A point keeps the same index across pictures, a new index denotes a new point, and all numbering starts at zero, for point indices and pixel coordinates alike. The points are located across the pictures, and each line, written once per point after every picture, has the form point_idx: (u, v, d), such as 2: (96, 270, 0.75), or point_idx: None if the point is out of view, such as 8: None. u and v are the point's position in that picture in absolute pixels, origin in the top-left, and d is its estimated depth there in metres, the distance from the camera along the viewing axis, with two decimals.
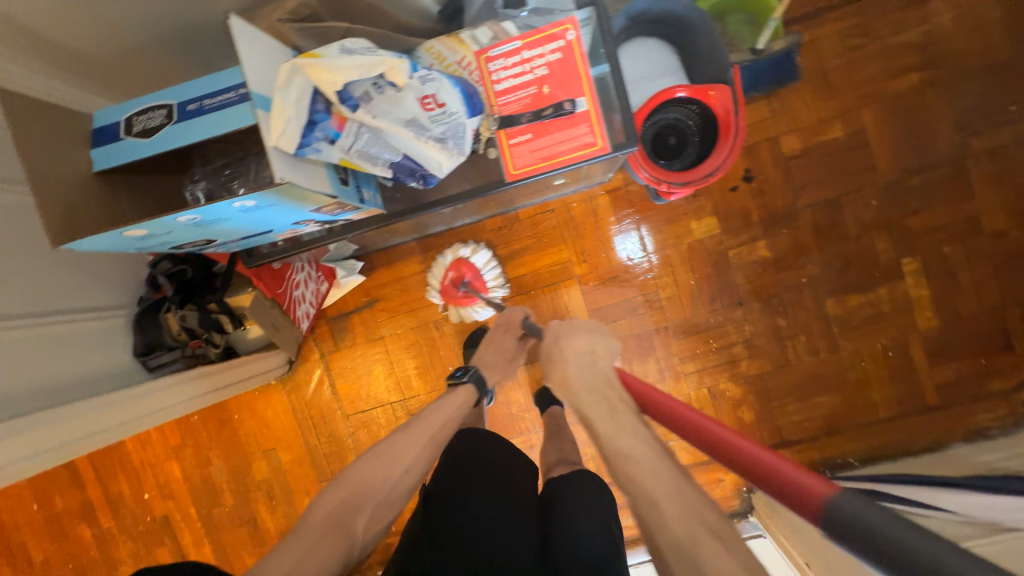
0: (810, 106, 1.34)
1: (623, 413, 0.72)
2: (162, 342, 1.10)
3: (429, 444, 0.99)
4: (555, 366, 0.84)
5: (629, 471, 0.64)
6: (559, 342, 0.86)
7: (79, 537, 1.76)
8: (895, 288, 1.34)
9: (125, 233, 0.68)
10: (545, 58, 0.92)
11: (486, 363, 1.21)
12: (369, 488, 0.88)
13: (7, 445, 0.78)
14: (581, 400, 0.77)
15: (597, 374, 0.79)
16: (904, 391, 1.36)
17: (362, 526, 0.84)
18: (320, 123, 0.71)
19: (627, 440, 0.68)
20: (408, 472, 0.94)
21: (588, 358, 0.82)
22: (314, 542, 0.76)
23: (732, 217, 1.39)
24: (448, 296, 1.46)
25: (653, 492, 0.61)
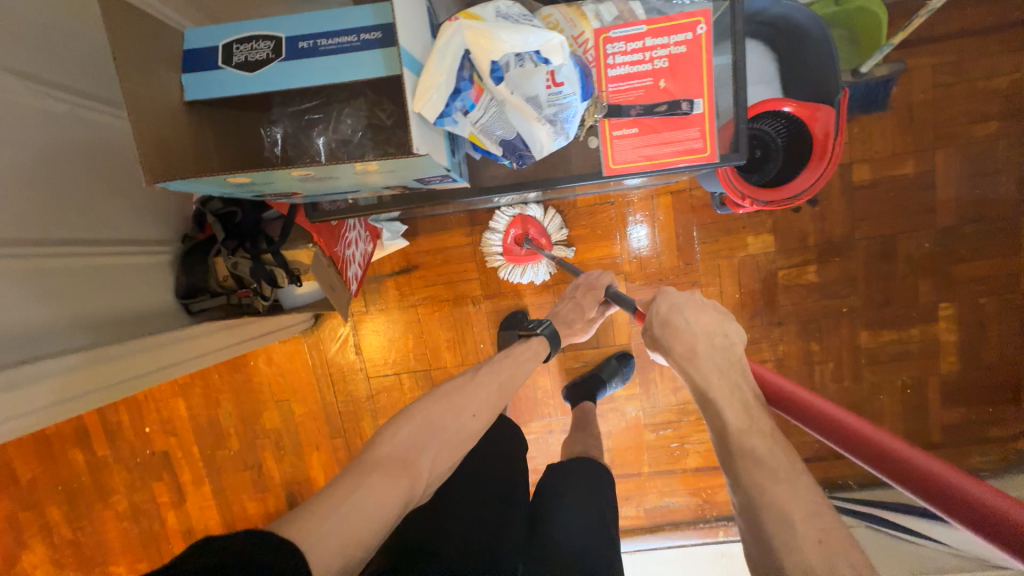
0: (889, 138, 1.32)
1: (756, 413, 0.65)
2: (206, 286, 1.03)
3: (498, 393, 0.85)
4: (678, 340, 0.77)
5: (755, 473, 0.58)
6: (688, 330, 0.77)
7: (71, 461, 1.71)
8: (927, 330, 1.39)
9: (230, 178, 0.66)
10: (668, 49, 0.86)
11: (564, 318, 1.11)
12: (434, 429, 0.74)
13: (45, 386, 0.75)
14: (707, 386, 0.69)
15: (731, 359, 0.72)
16: (913, 426, 1.42)
17: (427, 468, 0.69)
18: (462, 91, 0.68)
19: (759, 441, 0.61)
20: (474, 417, 0.79)
21: (722, 340, 0.74)
22: (372, 477, 0.62)
23: (788, 238, 1.39)
24: (512, 253, 1.41)
25: (783, 503, 0.55)
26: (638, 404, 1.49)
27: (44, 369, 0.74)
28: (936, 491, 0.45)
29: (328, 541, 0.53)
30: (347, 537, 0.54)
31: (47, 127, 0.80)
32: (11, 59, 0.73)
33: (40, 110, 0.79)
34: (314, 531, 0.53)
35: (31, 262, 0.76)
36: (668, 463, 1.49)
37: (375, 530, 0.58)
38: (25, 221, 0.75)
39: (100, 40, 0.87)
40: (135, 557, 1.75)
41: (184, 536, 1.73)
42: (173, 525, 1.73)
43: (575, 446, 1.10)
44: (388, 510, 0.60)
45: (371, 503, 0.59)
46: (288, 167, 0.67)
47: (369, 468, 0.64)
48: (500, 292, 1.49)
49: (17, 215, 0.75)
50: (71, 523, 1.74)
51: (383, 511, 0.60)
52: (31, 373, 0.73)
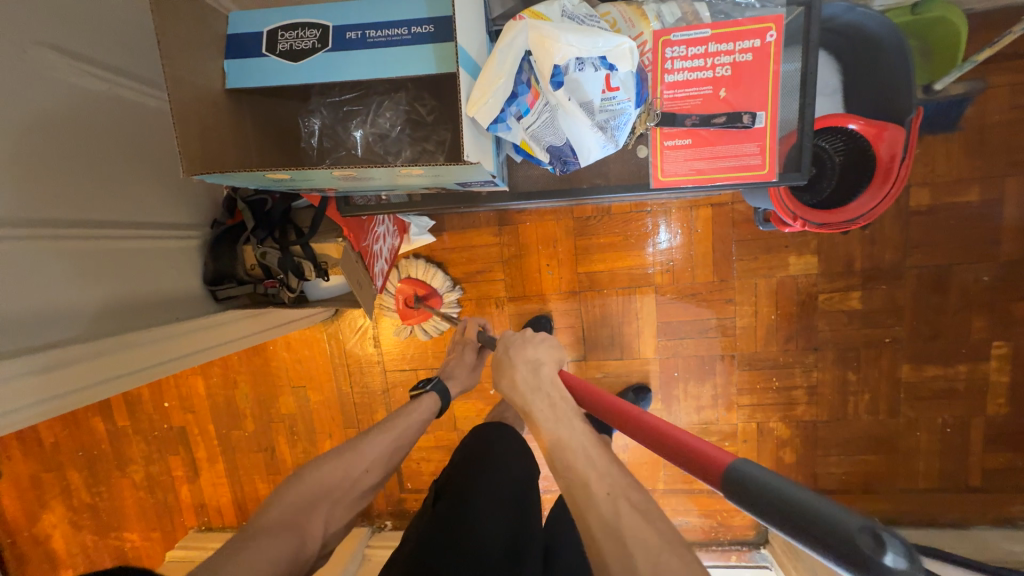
0: (954, 161, 1.23)
1: (563, 407, 0.67)
2: (234, 273, 1.02)
3: (396, 443, 0.86)
4: (503, 373, 0.75)
5: (564, 461, 0.60)
6: (511, 347, 0.77)
7: (93, 429, 1.75)
8: (976, 368, 1.31)
9: (269, 175, 0.65)
10: (732, 56, 0.80)
11: (447, 373, 1.06)
12: (324, 487, 0.76)
13: (71, 370, 0.74)
14: (523, 396, 0.70)
15: (545, 379, 0.71)
16: (950, 467, 1.35)
17: (318, 527, 0.72)
18: (519, 95, 0.66)
19: (564, 430, 0.64)
20: (368, 472, 0.81)
21: (535, 361, 0.74)
22: (258, 538, 0.65)
23: (833, 260, 1.32)
24: (406, 316, 1.44)
25: (585, 480, 0.57)
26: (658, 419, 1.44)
27: (72, 354, 0.74)
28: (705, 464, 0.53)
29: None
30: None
31: (87, 106, 0.80)
32: (48, 34, 0.74)
33: (82, 88, 0.79)
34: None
35: (63, 244, 0.76)
36: (685, 482, 1.44)
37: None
38: (60, 200, 0.76)
39: (146, 21, 0.89)
40: (149, 526, 1.79)
41: (196, 511, 1.76)
42: (185, 499, 1.76)
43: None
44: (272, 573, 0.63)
45: (252, 561, 0.62)
46: (330, 166, 0.65)
47: (257, 531, 0.67)
48: (524, 296, 1.45)
49: (52, 194, 0.75)
50: (89, 489, 1.78)
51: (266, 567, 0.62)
52: (61, 357, 0.73)
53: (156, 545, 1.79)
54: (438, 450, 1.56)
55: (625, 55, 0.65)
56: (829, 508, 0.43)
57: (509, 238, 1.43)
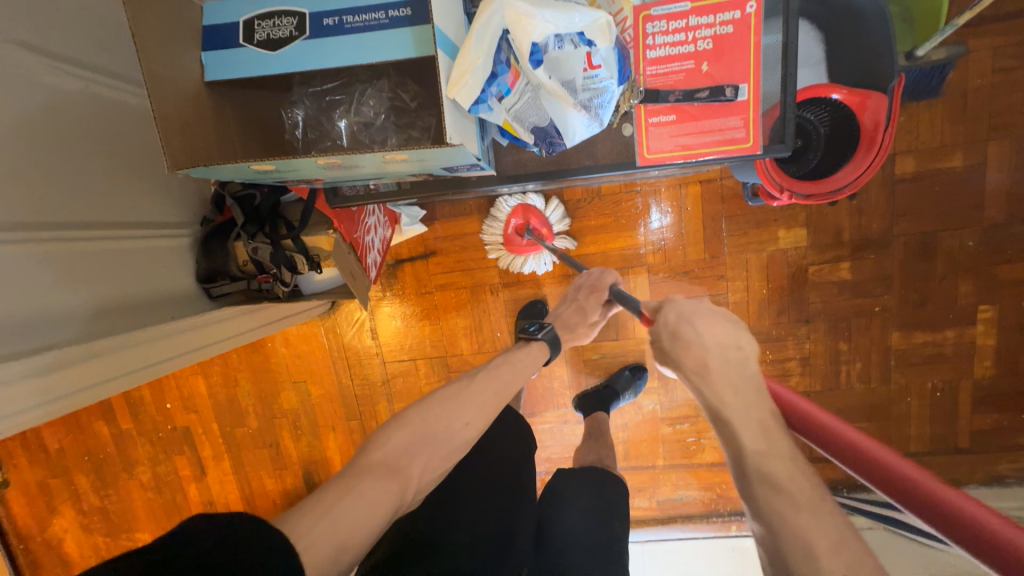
0: (938, 127, 1.24)
1: (774, 432, 0.53)
2: (226, 270, 1.03)
3: (498, 394, 0.80)
4: (690, 355, 0.61)
5: (777, 492, 0.48)
6: (700, 333, 0.62)
7: (97, 432, 1.76)
8: (964, 333, 1.33)
9: (254, 166, 0.65)
10: (713, 29, 0.80)
11: (565, 322, 1.05)
12: (426, 438, 0.69)
13: (72, 371, 0.75)
14: (723, 404, 0.56)
15: (748, 378, 0.58)
16: (940, 431, 1.38)
17: (418, 473, 0.66)
18: (499, 75, 0.66)
19: (780, 464, 0.50)
20: (469, 425, 0.74)
21: (737, 354, 0.60)
22: (360, 483, 0.59)
23: (822, 232, 1.33)
24: (514, 245, 1.38)
25: (806, 533, 0.45)
26: (655, 397, 1.47)
27: (69, 356, 0.74)
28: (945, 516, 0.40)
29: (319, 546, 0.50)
30: (335, 546, 0.51)
31: (65, 105, 0.79)
32: (18, 32, 0.73)
33: (59, 88, 0.79)
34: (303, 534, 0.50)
35: (52, 248, 0.76)
36: (683, 458, 1.47)
37: (360, 537, 0.54)
38: (43, 203, 0.75)
39: (119, 17, 0.88)
40: (160, 526, 1.81)
41: (205, 508, 1.78)
42: (194, 497, 1.78)
43: (586, 457, 1.08)
44: (376, 517, 0.57)
45: (353, 509, 0.56)
46: (314, 156, 0.66)
47: (356, 474, 0.61)
48: (518, 282, 1.46)
49: (37, 198, 0.75)
50: (99, 491, 1.80)
51: (368, 519, 0.56)
52: (60, 358, 0.73)
53: None
54: None
55: (603, 29, 0.65)
56: None
57: None
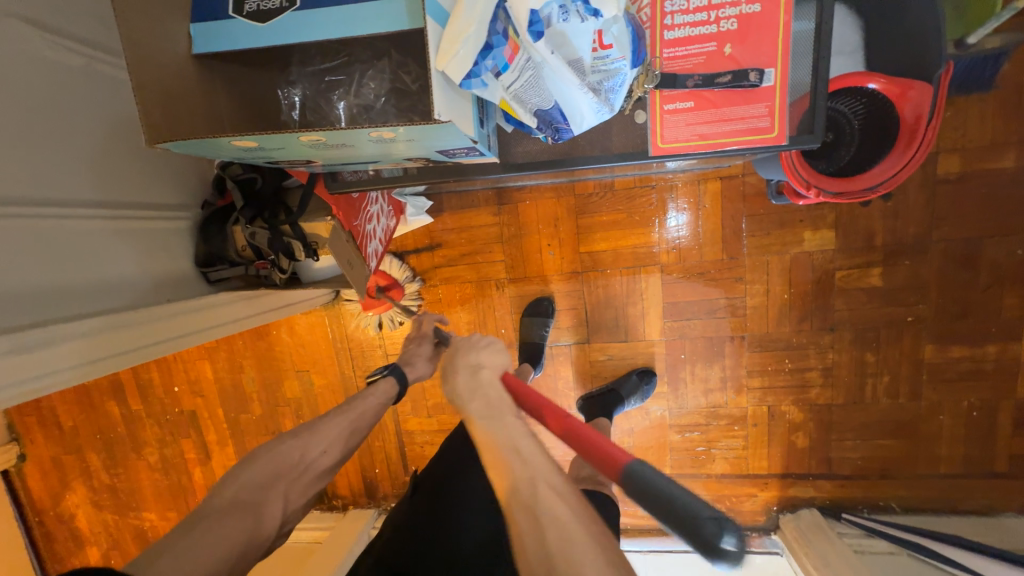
0: (989, 123, 1.14)
1: (505, 414, 0.65)
2: (225, 254, 1.01)
3: (354, 425, 0.84)
4: (447, 379, 0.72)
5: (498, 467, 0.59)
6: (453, 350, 0.75)
7: (108, 411, 1.80)
8: (1006, 349, 1.23)
9: (234, 142, 0.62)
10: (737, 8, 0.74)
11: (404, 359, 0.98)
12: (280, 470, 0.73)
13: (63, 348, 0.74)
14: (464, 405, 0.67)
15: (489, 391, 0.68)
16: (974, 453, 1.28)
17: (274, 507, 0.70)
18: (494, 48, 0.58)
19: (506, 438, 0.62)
20: (326, 452, 0.79)
21: (479, 373, 0.70)
22: (210, 523, 0.63)
23: (852, 235, 1.24)
24: (366, 305, 1.42)
25: (530, 511, 0.55)
26: (664, 403, 1.40)
27: (60, 333, 0.73)
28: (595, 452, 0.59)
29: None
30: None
31: (64, 80, 0.79)
32: (18, 6, 0.73)
33: (58, 63, 0.78)
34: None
35: (46, 224, 0.75)
36: (693, 467, 1.40)
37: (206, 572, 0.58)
38: (38, 178, 0.75)
39: None
40: (166, 506, 1.83)
41: (209, 492, 1.80)
42: (199, 481, 1.80)
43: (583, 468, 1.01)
44: (218, 553, 0.60)
45: (196, 547, 0.59)
46: (297, 132, 0.62)
47: (209, 515, 0.64)
48: (525, 278, 1.41)
49: (31, 173, 0.74)
50: (108, 468, 1.84)
51: (214, 555, 0.59)
52: (44, 337, 0.71)
53: (172, 524, 1.84)
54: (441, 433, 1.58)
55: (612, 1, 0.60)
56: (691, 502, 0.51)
57: (508, 218, 1.39)
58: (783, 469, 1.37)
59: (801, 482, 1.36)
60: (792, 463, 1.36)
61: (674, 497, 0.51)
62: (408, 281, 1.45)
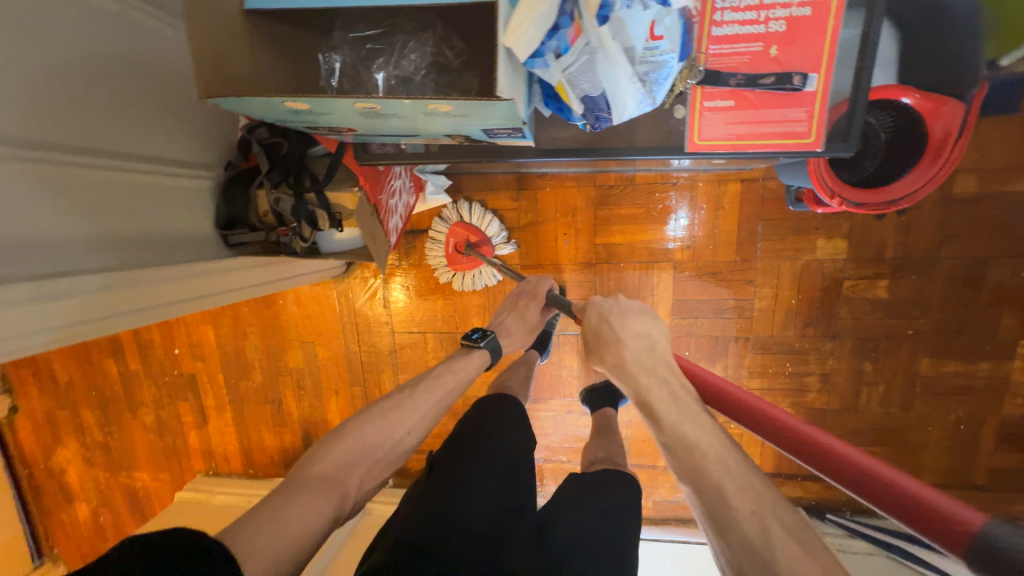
0: (1008, 146, 1.16)
1: (686, 400, 0.63)
2: (245, 218, 1.00)
3: (437, 405, 0.85)
4: (607, 348, 0.73)
5: (679, 436, 0.59)
6: (610, 320, 0.75)
7: (106, 369, 1.78)
8: (998, 367, 1.27)
9: (288, 102, 0.62)
10: (788, 10, 0.73)
11: (505, 328, 1.03)
12: (366, 451, 0.73)
13: (80, 301, 0.73)
14: (636, 375, 0.68)
15: (657, 360, 0.69)
16: (956, 464, 1.33)
17: (357, 482, 0.70)
18: (560, 28, 0.61)
19: (688, 422, 0.60)
20: (409, 435, 0.80)
21: (646, 343, 0.71)
22: (299, 497, 0.62)
23: (864, 246, 1.26)
24: (455, 262, 1.41)
25: (717, 480, 0.54)
26: None
27: (78, 285, 0.72)
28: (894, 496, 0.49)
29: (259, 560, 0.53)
30: (277, 555, 0.55)
31: (94, 25, 0.76)
32: None
33: (90, 7, 0.76)
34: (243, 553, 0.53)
35: (69, 171, 0.74)
36: None
37: (298, 546, 0.57)
38: (62, 125, 0.73)
39: None
40: (159, 467, 1.84)
41: (204, 456, 1.80)
42: (194, 444, 1.80)
43: (598, 451, 1.03)
44: (312, 526, 0.60)
45: (293, 518, 0.59)
46: (350, 97, 0.62)
47: (297, 486, 0.64)
48: (539, 265, 1.41)
49: (56, 117, 0.72)
50: (103, 426, 1.83)
51: (307, 530, 0.59)
52: (65, 286, 0.71)
53: (165, 486, 1.84)
54: None
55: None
56: None
57: (527, 204, 1.39)
58: (772, 468, 1.41)
59: (789, 482, 1.41)
60: (782, 463, 1.41)
61: None
62: (501, 242, 1.39)
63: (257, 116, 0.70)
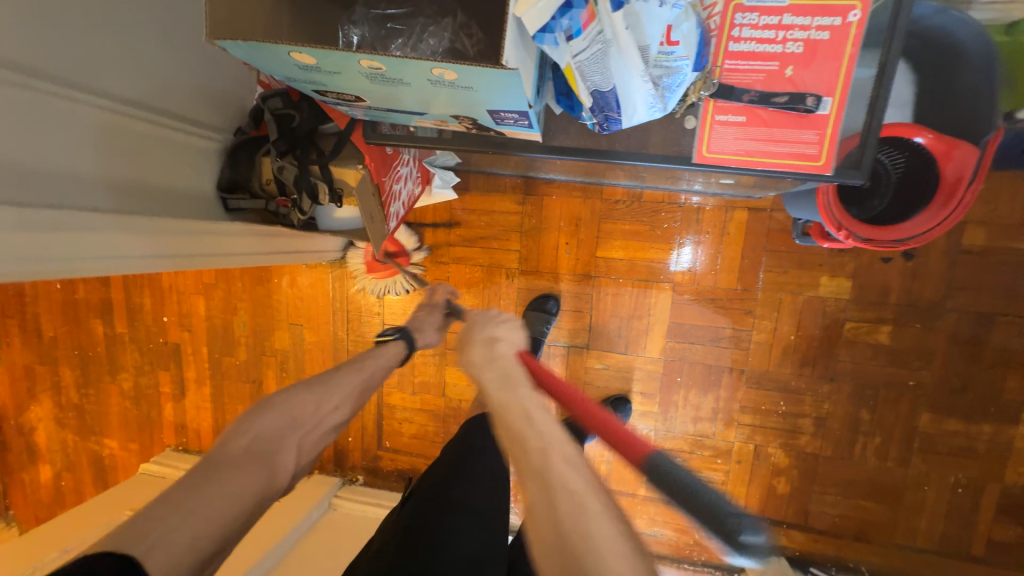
0: (1021, 203, 1.14)
1: (514, 376, 0.62)
2: (247, 185, 1.00)
3: (365, 384, 0.85)
4: (459, 345, 0.71)
5: (503, 416, 0.57)
6: (471, 326, 0.73)
7: (92, 330, 1.77)
8: (1001, 431, 1.22)
9: (294, 51, 0.62)
10: (806, 32, 0.73)
11: (415, 324, 1.01)
12: (295, 422, 0.72)
13: (64, 237, 0.71)
14: (476, 369, 0.65)
15: (495, 350, 0.67)
16: (952, 531, 1.26)
17: (288, 461, 0.68)
18: (573, 8, 0.60)
19: (511, 397, 0.59)
20: (339, 408, 0.79)
21: (490, 333, 0.70)
22: (223, 475, 0.59)
23: (868, 289, 1.24)
24: (373, 267, 1.41)
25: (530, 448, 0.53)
26: (651, 422, 1.38)
27: (65, 220, 0.70)
28: (614, 435, 0.61)
29: (175, 537, 0.51)
30: (194, 533, 0.52)
31: None
32: None
33: None
34: (149, 537, 0.49)
35: (66, 105, 0.72)
36: None
37: (219, 527, 0.54)
38: (76, 62, 0.73)
39: None
40: (129, 437, 1.80)
41: (176, 430, 1.76)
42: (168, 416, 1.76)
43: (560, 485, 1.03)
44: (236, 505, 0.57)
45: (219, 496, 0.56)
46: (358, 53, 0.62)
47: (222, 465, 0.60)
48: (537, 272, 1.40)
49: (67, 52, 0.72)
50: (79, 387, 1.80)
51: (228, 507, 0.56)
52: (53, 219, 0.68)
53: (132, 457, 1.80)
54: (423, 413, 1.55)
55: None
56: (720, 498, 0.55)
57: (531, 209, 1.39)
58: (757, 511, 1.35)
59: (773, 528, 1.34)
60: (768, 507, 1.34)
61: (697, 488, 0.56)
62: (415, 250, 1.44)
63: (259, 65, 0.68)
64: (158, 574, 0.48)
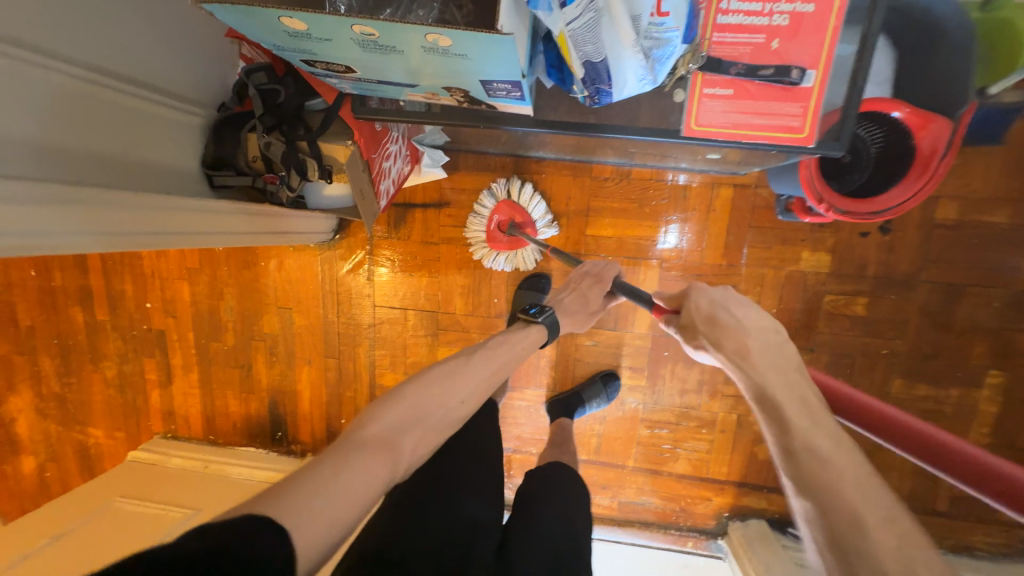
0: (990, 177, 1.20)
1: (802, 391, 0.60)
2: (233, 161, 0.98)
3: (492, 374, 0.81)
4: (727, 336, 0.67)
5: (805, 443, 0.55)
6: (720, 307, 0.70)
7: (72, 318, 1.72)
8: (967, 394, 1.29)
9: (285, 16, 0.60)
10: (793, 4, 0.74)
11: (566, 307, 0.99)
12: (418, 415, 0.69)
13: (42, 211, 0.68)
14: (759, 373, 0.62)
15: (788, 356, 0.64)
16: (920, 488, 1.35)
17: (410, 447, 0.66)
18: None
19: (814, 427, 0.56)
20: (465, 401, 0.75)
21: (774, 335, 0.66)
22: (356, 462, 0.57)
23: (846, 263, 1.28)
24: (494, 241, 1.38)
25: (846, 498, 0.50)
26: (640, 396, 1.42)
27: (45, 193, 0.67)
28: None
29: (317, 520, 0.49)
30: (332, 519, 0.50)
31: None
32: None
33: None
34: (292, 508, 0.48)
35: (49, 77, 0.70)
36: (655, 464, 1.43)
37: (351, 514, 0.53)
38: (48, 29, 0.70)
39: None
40: (115, 426, 1.77)
41: (164, 417, 1.74)
42: (155, 404, 1.74)
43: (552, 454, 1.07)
44: (367, 497, 0.55)
45: (353, 482, 0.55)
46: (350, 18, 0.60)
47: (354, 448, 0.60)
48: None
49: (38, 16, 0.68)
50: (60, 377, 1.75)
51: (365, 495, 0.55)
52: (32, 191, 0.66)
53: (119, 445, 1.77)
54: None
55: None
56: None
57: None
58: (740, 477, 1.41)
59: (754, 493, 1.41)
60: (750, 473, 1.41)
61: None
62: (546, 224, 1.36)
63: (241, 30, 0.66)
64: (304, 548, 0.47)
